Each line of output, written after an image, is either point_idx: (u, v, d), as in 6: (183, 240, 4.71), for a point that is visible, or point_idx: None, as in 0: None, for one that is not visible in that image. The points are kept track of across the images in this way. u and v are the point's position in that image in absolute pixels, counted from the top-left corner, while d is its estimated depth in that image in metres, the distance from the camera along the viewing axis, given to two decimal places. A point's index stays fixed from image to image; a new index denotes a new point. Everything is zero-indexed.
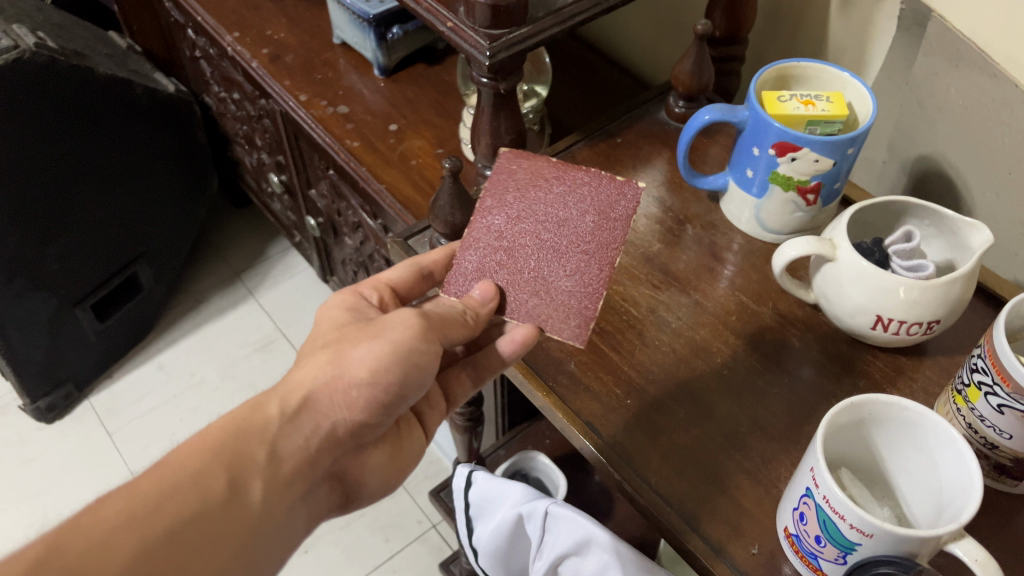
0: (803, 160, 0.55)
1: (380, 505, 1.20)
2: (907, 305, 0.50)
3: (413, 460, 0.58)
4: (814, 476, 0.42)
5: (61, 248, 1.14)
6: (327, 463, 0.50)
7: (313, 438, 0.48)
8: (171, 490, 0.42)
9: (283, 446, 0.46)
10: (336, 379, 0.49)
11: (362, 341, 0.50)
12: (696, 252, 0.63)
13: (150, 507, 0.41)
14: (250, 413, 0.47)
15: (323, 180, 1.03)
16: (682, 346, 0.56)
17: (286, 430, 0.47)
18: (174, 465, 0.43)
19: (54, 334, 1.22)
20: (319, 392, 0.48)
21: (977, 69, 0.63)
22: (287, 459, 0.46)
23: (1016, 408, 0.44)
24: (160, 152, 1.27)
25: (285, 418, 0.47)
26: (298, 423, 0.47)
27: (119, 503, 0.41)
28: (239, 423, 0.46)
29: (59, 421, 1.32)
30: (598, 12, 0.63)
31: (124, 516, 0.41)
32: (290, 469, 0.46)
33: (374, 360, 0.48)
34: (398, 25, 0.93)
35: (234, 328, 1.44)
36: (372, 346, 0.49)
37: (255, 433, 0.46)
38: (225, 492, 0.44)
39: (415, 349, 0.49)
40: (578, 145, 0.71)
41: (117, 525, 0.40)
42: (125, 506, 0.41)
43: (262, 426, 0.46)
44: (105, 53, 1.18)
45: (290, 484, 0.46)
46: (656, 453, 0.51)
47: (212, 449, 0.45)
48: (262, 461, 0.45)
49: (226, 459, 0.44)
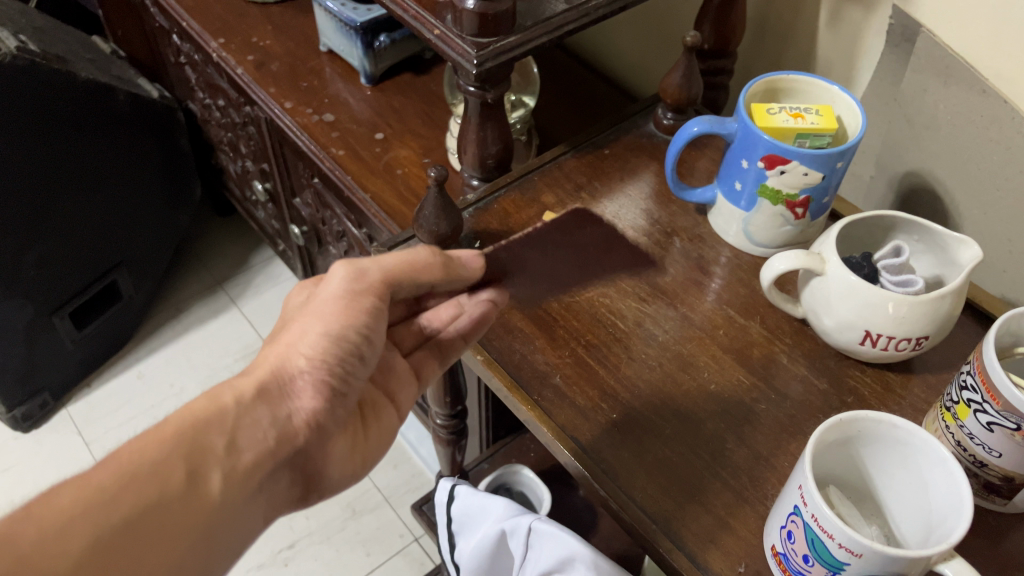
0: (792, 173, 0.55)
1: (361, 519, 1.18)
2: (896, 321, 0.50)
3: (377, 455, 0.56)
4: (803, 494, 0.41)
5: (39, 254, 1.12)
6: (297, 465, 0.49)
7: (272, 429, 0.47)
8: (131, 494, 0.41)
9: (246, 432, 0.45)
10: (297, 370, 0.47)
11: (315, 330, 0.49)
12: (683, 265, 0.62)
13: (112, 504, 0.40)
14: (213, 399, 0.45)
15: (308, 188, 1.02)
16: (669, 360, 0.56)
17: (247, 417, 0.45)
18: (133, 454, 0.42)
19: (31, 342, 1.20)
20: (275, 382, 0.47)
21: (965, 85, 0.63)
22: (246, 449, 0.46)
23: (1006, 426, 0.43)
24: (142, 158, 1.25)
25: (241, 408, 0.46)
26: (254, 416, 0.47)
27: (79, 497, 0.40)
28: (197, 416, 0.45)
29: (34, 430, 1.30)
30: (586, 22, 0.62)
31: (77, 504, 0.39)
32: (250, 459, 0.45)
33: (334, 347, 0.47)
34: (385, 33, 0.92)
35: (215, 338, 1.42)
36: (336, 332, 0.47)
37: (220, 415, 0.45)
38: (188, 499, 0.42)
39: (379, 333, 0.48)
40: (549, 168, 0.70)
41: (78, 523, 0.39)
42: (86, 503, 0.39)
43: (218, 417, 0.45)
44: (88, 58, 1.16)
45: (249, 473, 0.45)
46: (641, 469, 0.50)
47: None
48: (220, 451, 0.45)
49: (189, 444, 0.43)
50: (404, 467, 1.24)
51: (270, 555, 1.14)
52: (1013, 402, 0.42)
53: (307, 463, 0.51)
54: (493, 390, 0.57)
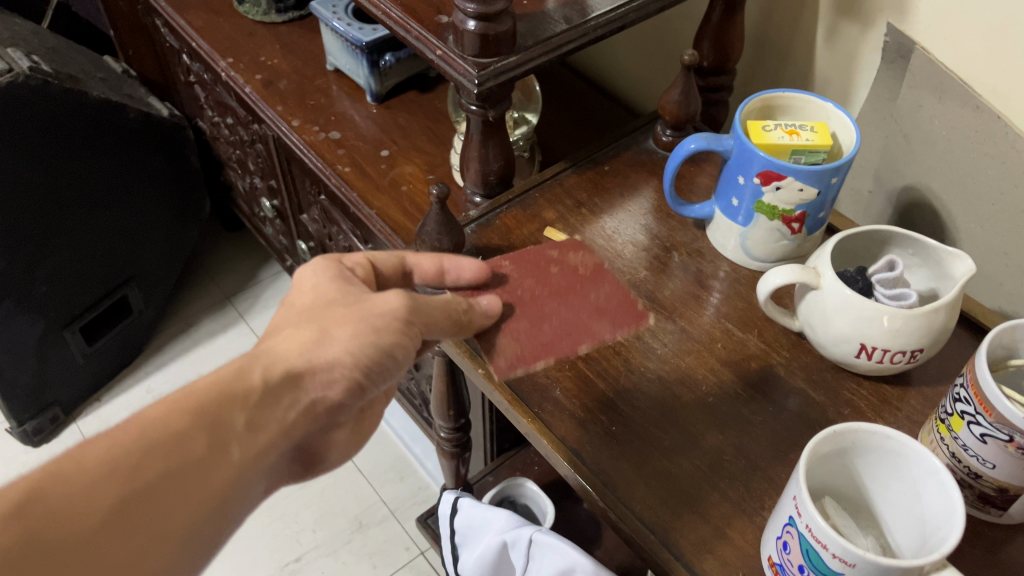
0: (787, 189, 0.56)
1: (367, 532, 1.19)
2: (891, 333, 0.50)
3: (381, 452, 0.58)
4: (797, 504, 0.42)
5: (50, 270, 1.14)
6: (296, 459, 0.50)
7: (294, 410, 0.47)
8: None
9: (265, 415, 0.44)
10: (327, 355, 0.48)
11: (347, 323, 0.49)
12: (682, 280, 0.63)
13: None
14: (234, 377, 0.44)
15: (314, 205, 1.03)
16: (668, 373, 0.56)
17: (267, 401, 0.45)
18: (152, 422, 0.41)
19: (42, 357, 1.21)
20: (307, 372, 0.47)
21: (961, 101, 0.64)
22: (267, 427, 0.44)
23: (998, 438, 0.44)
24: (153, 175, 1.27)
25: (268, 389, 0.45)
26: (279, 396, 0.45)
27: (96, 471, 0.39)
28: (222, 386, 0.44)
29: (45, 444, 1.31)
30: (586, 42, 0.63)
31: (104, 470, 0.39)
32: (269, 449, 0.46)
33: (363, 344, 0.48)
34: (391, 52, 0.94)
35: (223, 352, 1.43)
36: (358, 331, 0.49)
37: (238, 398, 0.44)
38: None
39: (399, 343, 0.50)
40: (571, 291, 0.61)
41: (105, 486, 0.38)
42: (101, 480, 0.38)
43: (243, 394, 0.44)
44: (100, 77, 1.18)
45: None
46: (639, 481, 0.51)
47: None
48: (240, 428, 0.43)
49: (205, 421, 0.42)
50: (410, 481, 1.25)
51: (278, 568, 1.14)
52: (1006, 413, 0.43)
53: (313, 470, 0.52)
54: (496, 405, 0.58)
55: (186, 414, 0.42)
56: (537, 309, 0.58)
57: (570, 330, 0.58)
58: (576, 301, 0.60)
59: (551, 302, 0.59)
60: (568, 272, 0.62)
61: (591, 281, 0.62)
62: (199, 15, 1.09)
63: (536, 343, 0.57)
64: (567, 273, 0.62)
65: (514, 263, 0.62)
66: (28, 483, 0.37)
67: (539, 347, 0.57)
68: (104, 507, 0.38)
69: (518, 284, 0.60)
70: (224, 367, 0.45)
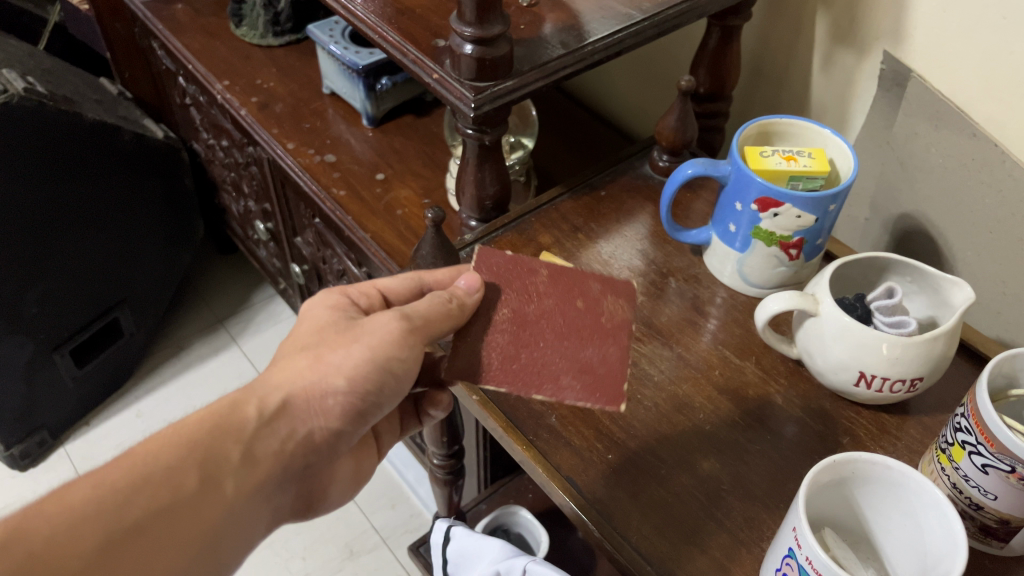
0: (785, 215, 0.55)
1: (358, 560, 1.17)
2: (890, 361, 0.50)
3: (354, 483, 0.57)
4: (797, 536, 0.41)
5: (40, 292, 1.13)
6: (293, 490, 0.50)
7: (289, 441, 0.47)
8: (141, 501, 0.41)
9: (258, 447, 0.46)
10: (316, 384, 0.48)
11: (342, 346, 0.49)
12: (678, 305, 0.63)
13: (108, 524, 0.40)
14: (229, 410, 0.46)
15: (309, 228, 1.03)
16: (665, 401, 0.56)
17: (261, 433, 0.46)
18: (144, 456, 0.43)
19: (31, 380, 1.20)
20: (295, 397, 0.48)
21: (956, 129, 0.64)
22: (261, 460, 0.46)
23: (1000, 468, 0.43)
24: (146, 197, 1.27)
25: (263, 420, 0.46)
26: (275, 426, 0.47)
27: (82, 506, 0.40)
28: (216, 419, 0.45)
29: (32, 469, 1.29)
30: (583, 67, 0.63)
31: (90, 503, 0.40)
32: (254, 478, 0.46)
33: (353, 367, 0.48)
34: (387, 76, 0.94)
35: (215, 376, 1.42)
36: (351, 352, 0.49)
37: (231, 432, 0.45)
38: (195, 508, 0.43)
39: (393, 357, 0.50)
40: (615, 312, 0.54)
41: (91, 524, 0.40)
42: (87, 517, 0.40)
43: (238, 427, 0.45)
44: (95, 99, 1.18)
45: (256, 486, 0.46)
46: (636, 511, 0.50)
47: (167, 468, 0.43)
48: (235, 461, 0.45)
49: (198, 455, 0.44)
50: (402, 508, 1.24)
51: None
52: (1009, 444, 0.42)
53: (304, 501, 0.51)
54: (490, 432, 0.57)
55: (177, 448, 0.44)
56: (534, 331, 0.52)
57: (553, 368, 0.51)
58: (576, 348, 0.52)
59: (553, 332, 0.52)
60: (598, 320, 0.54)
61: (610, 338, 0.53)
62: (195, 38, 1.09)
63: (509, 357, 0.51)
64: (597, 319, 0.54)
65: (551, 274, 0.56)
66: (11, 522, 0.39)
67: (504, 360, 0.51)
68: (90, 544, 0.40)
69: (530, 300, 0.54)
70: (220, 399, 0.46)
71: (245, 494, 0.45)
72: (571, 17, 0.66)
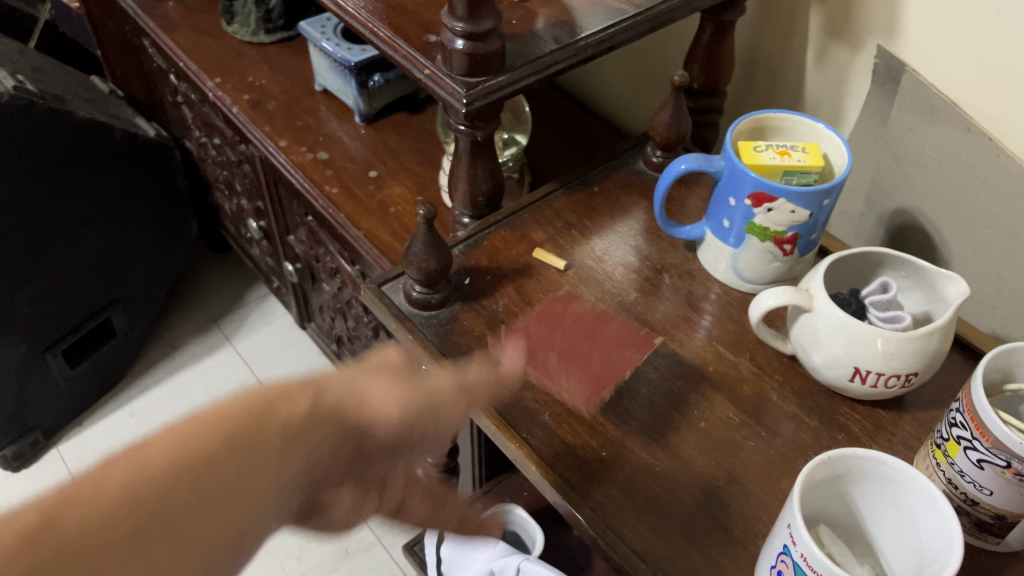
0: (779, 211, 0.55)
1: (353, 559, 1.17)
2: (885, 357, 0.49)
3: None
4: (792, 533, 0.41)
5: (31, 293, 1.12)
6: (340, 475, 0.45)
7: (316, 409, 0.42)
8: (182, 469, 0.34)
9: (291, 411, 0.40)
10: None
11: None
12: (673, 302, 0.62)
13: (144, 492, 0.32)
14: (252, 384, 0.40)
15: (302, 226, 1.02)
16: (659, 398, 0.55)
17: (286, 397, 0.41)
18: (175, 426, 0.36)
19: (24, 380, 1.19)
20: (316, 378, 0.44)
21: (951, 124, 0.64)
22: (297, 423, 0.40)
23: (996, 464, 0.43)
24: (139, 196, 1.26)
25: (282, 388, 0.41)
26: (297, 395, 0.42)
27: (112, 477, 0.33)
28: (243, 393, 0.40)
29: (25, 469, 1.29)
30: (575, 62, 0.63)
31: (120, 473, 0.33)
32: (296, 441, 0.39)
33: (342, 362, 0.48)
34: (380, 73, 0.94)
35: (209, 376, 1.41)
36: None
37: (261, 396, 0.40)
38: (241, 476, 0.36)
39: None
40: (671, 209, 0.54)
41: (126, 494, 0.32)
42: (118, 485, 0.32)
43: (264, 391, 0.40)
44: (86, 97, 1.18)
45: (299, 453, 0.39)
46: (630, 509, 0.49)
47: (204, 428, 0.36)
48: (274, 424, 0.39)
49: (235, 418, 0.37)
50: None
51: None
52: (1004, 438, 0.42)
53: None
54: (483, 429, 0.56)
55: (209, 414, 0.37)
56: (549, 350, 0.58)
57: (568, 367, 0.56)
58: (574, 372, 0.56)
59: None
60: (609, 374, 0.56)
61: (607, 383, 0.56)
62: (186, 35, 1.08)
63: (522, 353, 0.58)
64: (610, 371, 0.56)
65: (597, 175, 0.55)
66: (29, 505, 0.31)
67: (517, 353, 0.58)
68: (127, 515, 0.32)
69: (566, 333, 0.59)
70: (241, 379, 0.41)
71: (294, 458, 0.38)
72: (564, 12, 0.66)
